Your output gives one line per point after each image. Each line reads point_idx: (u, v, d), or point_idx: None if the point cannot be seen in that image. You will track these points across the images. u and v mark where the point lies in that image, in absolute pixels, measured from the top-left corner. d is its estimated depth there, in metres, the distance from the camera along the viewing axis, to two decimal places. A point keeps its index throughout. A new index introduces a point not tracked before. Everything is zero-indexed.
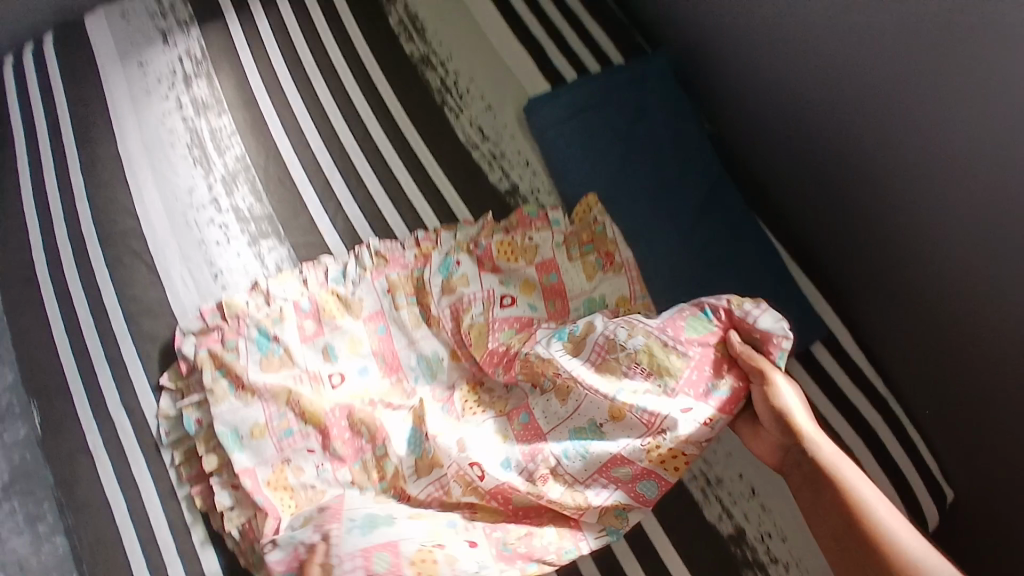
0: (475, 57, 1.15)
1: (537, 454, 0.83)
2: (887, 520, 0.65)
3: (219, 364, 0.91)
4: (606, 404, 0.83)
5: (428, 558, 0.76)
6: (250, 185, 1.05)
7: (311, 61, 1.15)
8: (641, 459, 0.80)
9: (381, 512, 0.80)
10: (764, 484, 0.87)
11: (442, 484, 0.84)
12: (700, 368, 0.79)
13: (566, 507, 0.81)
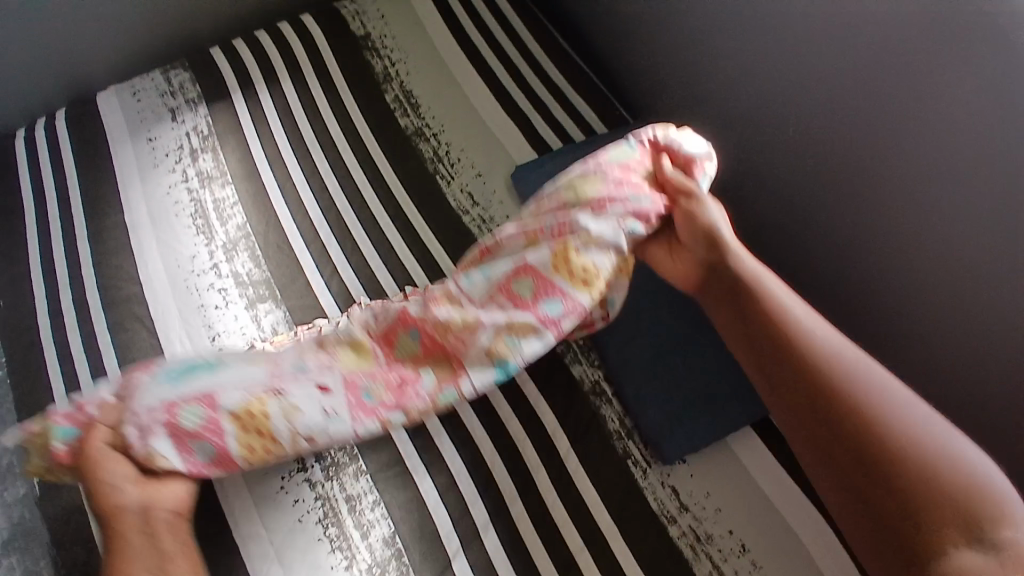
0: (465, 129, 1.23)
1: (431, 293, 0.82)
2: (821, 346, 0.72)
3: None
4: (521, 242, 0.81)
5: (284, 404, 0.75)
6: (250, 251, 1.10)
7: (311, 135, 1.22)
8: (546, 266, 0.78)
9: (237, 373, 0.76)
10: (755, 541, 0.85)
11: (258, 362, 0.77)
12: (618, 183, 0.80)
13: (449, 337, 0.78)
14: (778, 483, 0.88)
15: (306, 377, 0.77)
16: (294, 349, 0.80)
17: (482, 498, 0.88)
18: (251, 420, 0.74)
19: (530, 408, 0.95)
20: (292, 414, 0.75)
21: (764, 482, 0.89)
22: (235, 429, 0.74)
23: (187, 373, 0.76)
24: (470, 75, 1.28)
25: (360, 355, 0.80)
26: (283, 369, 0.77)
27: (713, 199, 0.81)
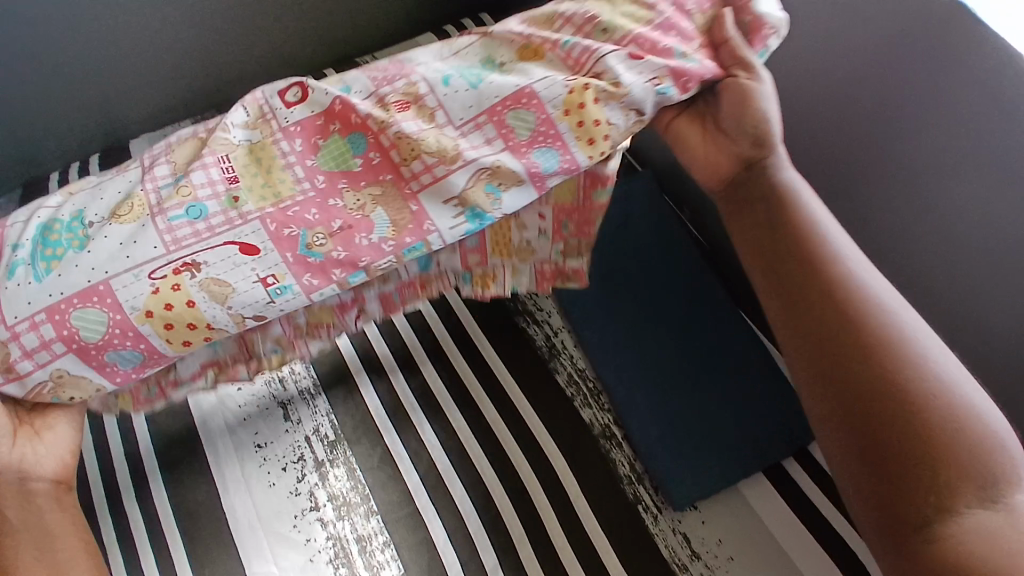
0: None
1: (398, 75, 0.77)
2: (860, 283, 0.71)
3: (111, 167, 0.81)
4: (518, 43, 0.77)
5: (199, 285, 0.68)
6: None
7: None
8: (554, 103, 0.73)
9: (112, 235, 0.68)
10: None
11: (178, 163, 0.73)
12: (669, 23, 0.76)
13: (416, 159, 0.73)
14: (786, 527, 0.88)
15: (198, 229, 0.70)
16: (167, 162, 0.73)
17: (491, 541, 0.88)
18: (171, 320, 0.68)
19: (539, 450, 0.95)
20: (221, 295, 0.69)
21: (775, 529, 0.88)
22: (144, 295, 0.67)
23: (84, 231, 0.69)
24: None
25: (257, 161, 0.74)
26: (161, 207, 0.70)
27: (770, 81, 0.76)
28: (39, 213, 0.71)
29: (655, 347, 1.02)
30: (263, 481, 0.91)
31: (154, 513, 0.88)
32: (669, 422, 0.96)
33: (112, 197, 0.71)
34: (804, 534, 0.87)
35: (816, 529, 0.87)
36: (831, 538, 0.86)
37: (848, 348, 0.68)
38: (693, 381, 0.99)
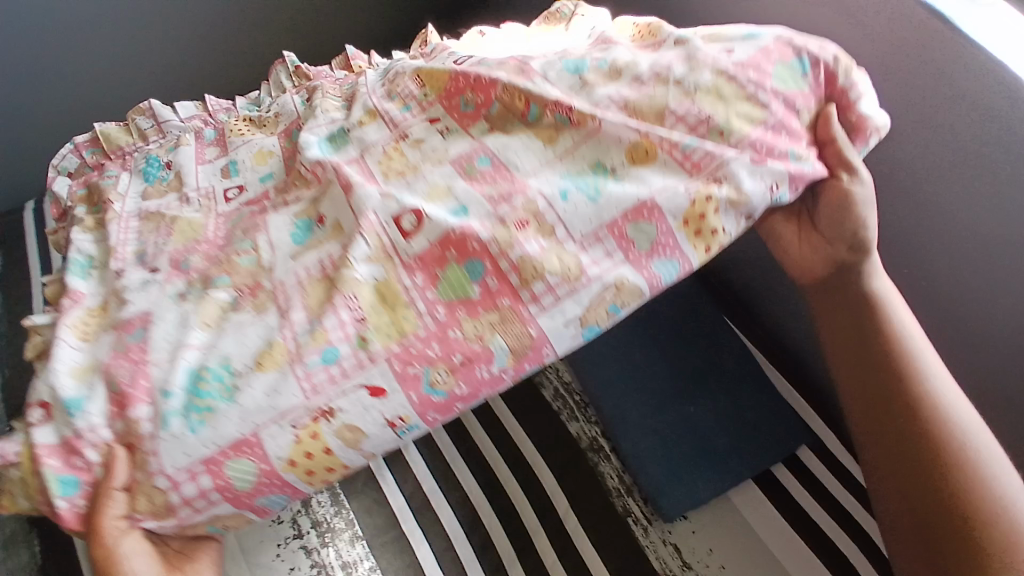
0: None
1: (513, 194, 0.66)
2: (939, 390, 0.71)
3: (226, 270, 0.70)
4: (630, 141, 0.66)
5: (314, 443, 0.62)
6: None
7: None
8: (674, 216, 0.64)
9: (227, 377, 0.62)
10: None
11: (315, 300, 0.66)
12: (788, 110, 0.67)
13: (536, 280, 0.63)
14: (768, 522, 0.88)
15: (333, 375, 0.62)
16: (303, 303, 0.66)
17: (478, 560, 0.88)
18: (319, 467, 0.63)
19: (527, 470, 0.94)
20: (355, 441, 0.63)
21: (769, 536, 0.87)
22: (285, 445, 0.62)
23: (231, 385, 0.62)
24: None
25: (380, 298, 0.64)
26: (302, 351, 0.62)
27: (872, 184, 0.71)
28: (185, 355, 0.63)
29: (642, 360, 1.01)
30: None
31: None
32: (660, 434, 0.94)
33: (251, 343, 0.64)
34: (786, 530, 0.87)
35: (803, 531, 0.86)
36: (817, 540, 0.85)
37: (925, 468, 0.68)
38: (681, 392, 0.98)
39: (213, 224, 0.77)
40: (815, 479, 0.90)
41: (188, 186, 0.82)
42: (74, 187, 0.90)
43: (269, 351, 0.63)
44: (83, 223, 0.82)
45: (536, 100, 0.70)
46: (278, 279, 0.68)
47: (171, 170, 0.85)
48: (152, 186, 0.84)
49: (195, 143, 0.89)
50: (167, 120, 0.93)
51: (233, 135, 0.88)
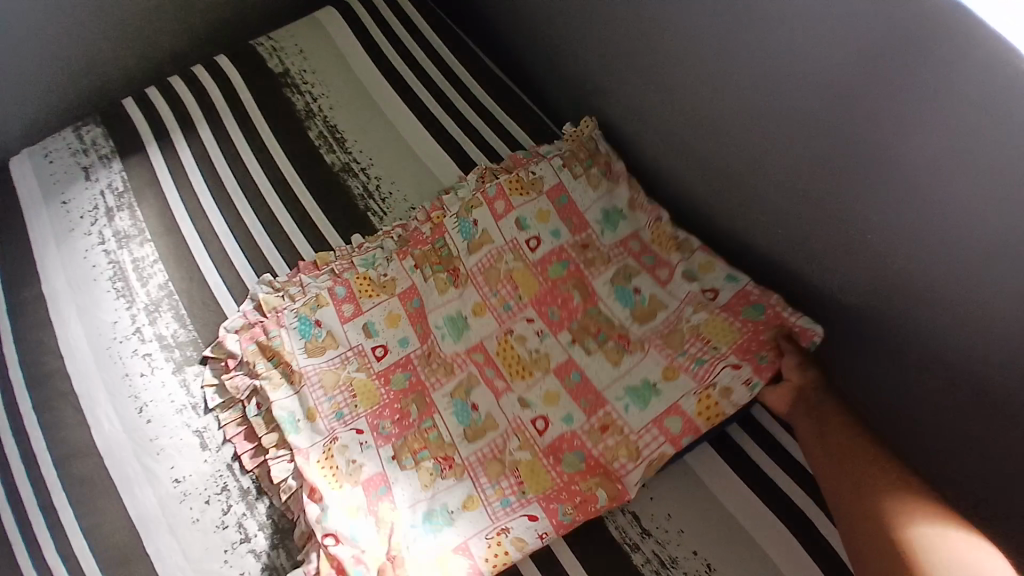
0: (394, 156, 1.15)
1: (597, 410, 0.91)
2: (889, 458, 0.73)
3: (421, 445, 0.91)
4: (663, 366, 0.91)
5: (502, 552, 0.82)
6: (174, 310, 1.04)
7: (230, 176, 1.15)
8: (691, 409, 0.87)
9: (440, 504, 0.87)
10: (722, 564, 0.80)
11: (491, 471, 0.89)
12: (750, 342, 0.87)
13: (614, 461, 0.87)
14: (724, 480, 0.87)
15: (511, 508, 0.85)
16: (482, 465, 0.89)
17: None
18: (504, 556, 0.81)
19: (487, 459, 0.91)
20: (519, 545, 0.82)
21: (729, 503, 0.85)
22: (482, 549, 0.82)
23: (448, 514, 0.86)
24: (394, 102, 1.20)
25: (529, 475, 0.88)
26: (490, 499, 0.87)
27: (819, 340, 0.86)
28: (417, 505, 0.87)
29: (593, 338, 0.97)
30: (185, 518, 0.90)
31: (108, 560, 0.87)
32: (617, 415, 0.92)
33: (456, 495, 0.87)
34: (743, 489, 0.86)
35: (761, 488, 0.85)
36: (774, 495, 0.85)
37: (869, 514, 0.69)
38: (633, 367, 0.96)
39: (386, 390, 0.96)
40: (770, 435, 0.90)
41: (341, 343, 0.99)
42: (241, 342, 0.99)
43: (431, 474, 0.89)
44: (270, 384, 0.96)
45: (605, 329, 0.96)
46: (463, 453, 0.90)
47: (321, 327, 1.00)
48: (309, 342, 0.99)
49: (332, 300, 1.01)
50: (308, 280, 1.03)
51: (363, 296, 1.02)
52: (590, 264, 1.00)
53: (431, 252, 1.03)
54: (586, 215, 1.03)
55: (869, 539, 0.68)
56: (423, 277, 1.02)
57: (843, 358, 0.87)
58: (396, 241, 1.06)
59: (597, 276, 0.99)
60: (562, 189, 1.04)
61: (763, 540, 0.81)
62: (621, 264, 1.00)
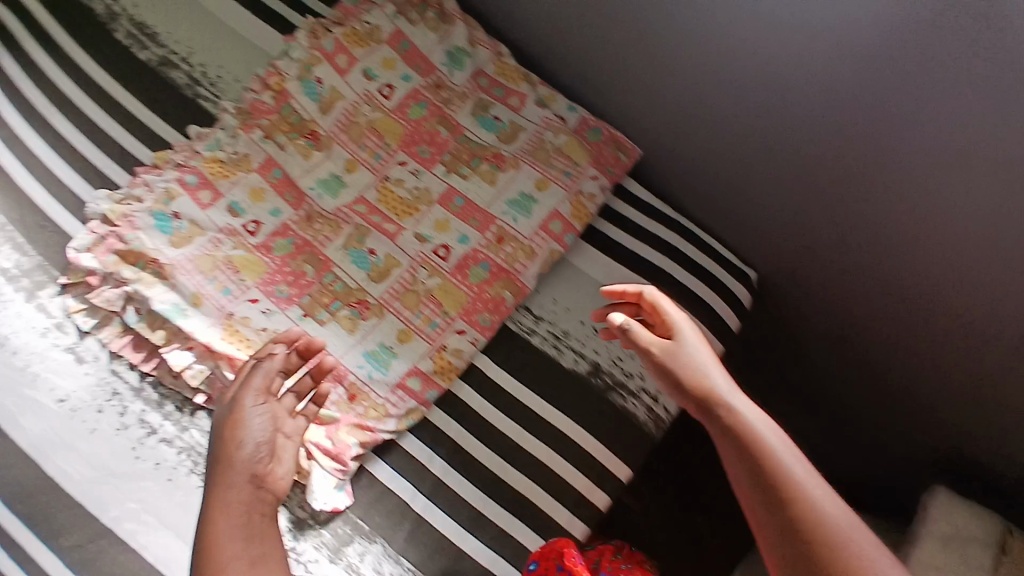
0: (213, 40, 1.09)
1: (489, 226, 0.87)
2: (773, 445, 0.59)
3: (331, 298, 0.85)
4: (537, 177, 0.89)
5: (445, 359, 0.84)
6: (10, 241, 0.95)
7: (39, 95, 1.05)
8: (567, 211, 0.88)
9: (375, 344, 0.83)
10: (607, 325, 0.91)
11: (409, 302, 0.84)
12: (599, 155, 0.91)
13: (515, 263, 0.86)
14: (590, 258, 0.93)
15: (441, 328, 0.84)
16: (400, 300, 0.85)
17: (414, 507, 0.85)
18: (447, 363, 0.84)
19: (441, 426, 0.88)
20: (458, 353, 0.84)
21: (604, 277, 0.92)
22: (429, 364, 0.83)
23: (389, 350, 0.83)
24: None
25: (443, 296, 0.85)
26: (420, 327, 0.84)
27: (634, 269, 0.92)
28: (356, 347, 0.83)
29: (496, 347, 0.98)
30: (83, 431, 0.86)
31: (19, 490, 0.82)
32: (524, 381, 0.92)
33: (388, 331, 0.83)
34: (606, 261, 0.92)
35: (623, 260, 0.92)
36: (634, 262, 0.92)
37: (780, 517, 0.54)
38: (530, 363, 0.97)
39: (270, 258, 0.87)
40: (622, 216, 0.95)
41: (208, 229, 0.88)
42: (99, 256, 0.87)
43: (353, 320, 0.84)
44: (144, 284, 0.85)
45: (478, 154, 0.91)
46: (376, 294, 0.85)
47: (182, 219, 0.88)
48: (173, 236, 0.87)
49: (184, 190, 0.89)
50: (150, 177, 0.90)
51: (218, 178, 0.90)
52: (447, 101, 0.95)
53: (281, 120, 0.93)
54: (432, 58, 0.97)
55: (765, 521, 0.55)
56: (278, 146, 0.92)
57: (669, 135, 0.94)
58: (236, 116, 0.93)
59: (456, 109, 0.94)
60: (402, 34, 0.97)
61: None
62: (475, 97, 0.96)
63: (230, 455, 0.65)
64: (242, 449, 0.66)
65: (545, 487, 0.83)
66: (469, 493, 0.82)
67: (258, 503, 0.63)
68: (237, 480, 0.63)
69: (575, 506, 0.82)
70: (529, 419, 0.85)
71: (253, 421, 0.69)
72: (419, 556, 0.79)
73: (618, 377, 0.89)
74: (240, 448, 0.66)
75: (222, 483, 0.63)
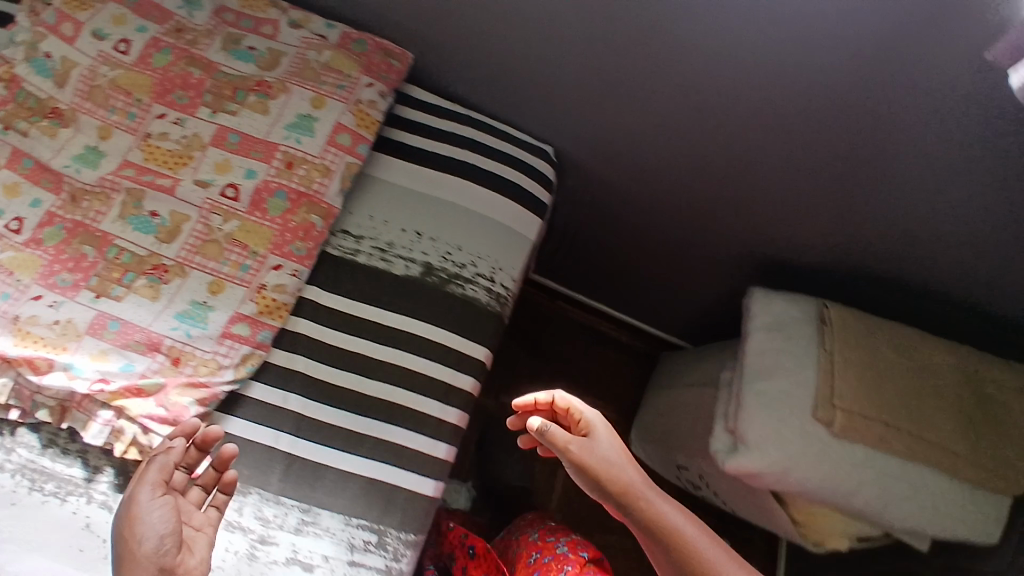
0: None
1: (273, 155, 0.85)
2: (675, 520, 0.76)
3: (123, 271, 0.81)
4: (311, 95, 0.87)
5: (269, 298, 0.82)
6: None
7: None
8: (352, 123, 0.87)
9: (186, 303, 0.80)
10: (428, 225, 0.93)
11: (210, 252, 0.83)
12: (371, 62, 0.91)
13: (312, 184, 0.84)
14: (395, 168, 0.95)
15: (255, 269, 0.82)
16: (200, 252, 0.83)
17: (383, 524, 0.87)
18: (271, 302, 0.82)
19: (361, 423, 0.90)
20: (281, 289, 0.82)
21: (411, 182, 0.95)
22: (252, 307, 0.81)
23: (203, 305, 0.80)
24: None
25: (247, 237, 0.83)
26: (230, 273, 0.82)
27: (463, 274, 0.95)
28: (166, 311, 0.80)
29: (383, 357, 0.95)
30: None
31: None
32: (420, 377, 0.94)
33: (198, 286, 0.81)
34: (412, 167, 0.95)
35: (429, 161, 0.96)
36: (438, 161, 0.97)
37: None
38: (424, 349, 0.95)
39: (44, 251, 0.81)
40: (417, 122, 0.98)
41: None
42: None
43: (155, 285, 0.81)
44: None
45: (240, 86, 0.89)
46: (173, 255, 0.83)
47: None
48: None
49: None
50: None
51: None
52: (193, 42, 0.91)
53: (18, 107, 0.85)
54: (167, 5, 0.92)
55: None
56: (19, 134, 0.84)
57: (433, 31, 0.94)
58: None
59: (206, 48, 0.91)
60: None
61: (449, 195, 0.96)
62: (222, 32, 0.92)
63: (131, 553, 0.63)
64: (142, 547, 0.64)
65: (409, 385, 0.85)
66: (332, 417, 0.82)
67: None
68: None
69: (445, 395, 0.86)
70: (377, 331, 0.87)
71: (152, 514, 0.66)
72: (300, 490, 0.78)
73: (452, 272, 0.92)
74: (142, 545, 0.64)
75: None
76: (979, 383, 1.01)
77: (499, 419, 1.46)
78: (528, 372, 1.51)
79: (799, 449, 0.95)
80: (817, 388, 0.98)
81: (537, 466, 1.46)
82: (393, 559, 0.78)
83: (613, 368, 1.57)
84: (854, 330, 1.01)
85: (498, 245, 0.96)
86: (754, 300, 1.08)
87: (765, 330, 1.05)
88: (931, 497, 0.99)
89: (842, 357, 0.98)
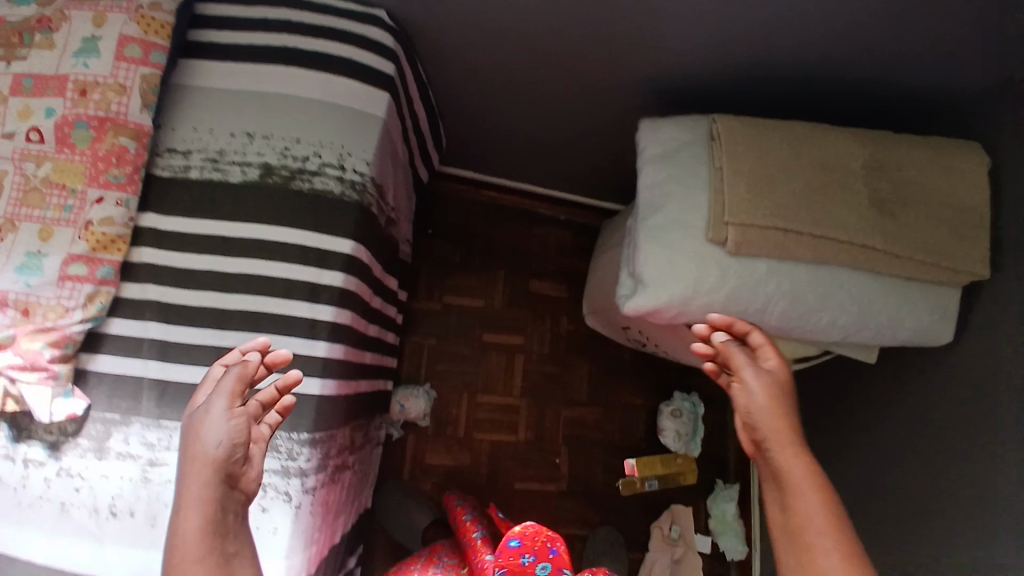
0: None
1: (65, 86, 0.81)
2: (808, 483, 0.70)
3: None
4: (90, 14, 0.82)
5: (99, 233, 0.80)
6: None
7: None
8: (137, 32, 0.82)
9: (21, 256, 0.79)
10: (259, 124, 0.87)
11: (33, 201, 0.80)
12: None
13: (111, 105, 0.81)
14: (213, 71, 0.89)
15: (78, 206, 0.80)
16: (24, 204, 0.80)
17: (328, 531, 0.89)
18: (102, 237, 0.80)
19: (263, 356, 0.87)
20: (108, 221, 0.81)
21: (234, 83, 0.89)
22: (84, 245, 0.79)
23: (37, 255, 0.79)
24: None
25: (63, 177, 0.80)
26: (57, 217, 0.80)
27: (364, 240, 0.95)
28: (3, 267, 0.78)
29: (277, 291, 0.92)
30: None
31: None
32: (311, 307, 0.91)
33: (26, 235, 0.79)
34: (232, 66, 0.89)
35: (251, 56, 0.90)
36: (260, 55, 0.90)
37: (795, 547, 0.68)
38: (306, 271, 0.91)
39: None
40: (230, 17, 0.91)
41: None
42: None
43: None
44: None
45: (24, 29, 0.83)
46: None
47: None
48: None
49: None
50: None
51: None
52: None
53: None
54: None
55: (789, 539, 0.69)
56: None
57: None
58: None
59: None
60: None
61: (276, 86, 0.89)
62: None
63: (196, 453, 0.63)
64: (215, 452, 0.63)
65: (273, 293, 0.81)
66: (196, 336, 0.79)
67: (229, 505, 0.64)
68: (206, 478, 0.62)
69: (314, 295, 0.82)
70: (226, 243, 0.83)
71: (221, 424, 0.64)
72: (178, 411, 0.77)
73: (293, 167, 0.86)
74: (206, 447, 0.63)
75: (187, 481, 0.62)
76: (894, 167, 0.92)
77: (450, 317, 1.44)
78: (468, 269, 1.47)
79: (697, 275, 0.89)
80: (710, 207, 0.91)
81: (494, 356, 1.44)
82: (288, 459, 0.78)
83: (558, 246, 1.53)
84: (746, 139, 0.92)
85: (340, 129, 0.88)
86: (641, 131, 1.01)
87: (657, 160, 0.97)
88: (854, 300, 0.91)
89: (734, 168, 0.90)
